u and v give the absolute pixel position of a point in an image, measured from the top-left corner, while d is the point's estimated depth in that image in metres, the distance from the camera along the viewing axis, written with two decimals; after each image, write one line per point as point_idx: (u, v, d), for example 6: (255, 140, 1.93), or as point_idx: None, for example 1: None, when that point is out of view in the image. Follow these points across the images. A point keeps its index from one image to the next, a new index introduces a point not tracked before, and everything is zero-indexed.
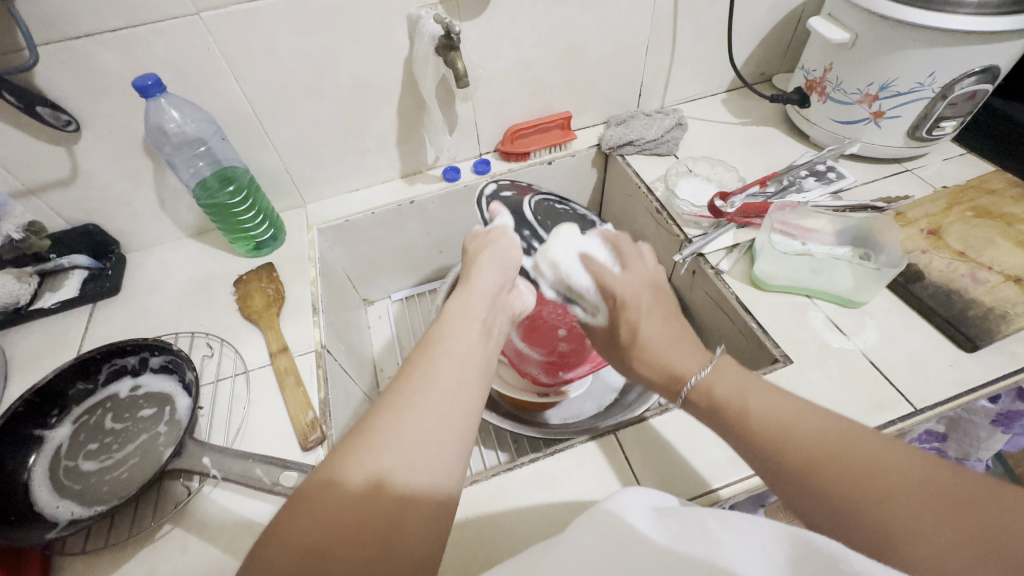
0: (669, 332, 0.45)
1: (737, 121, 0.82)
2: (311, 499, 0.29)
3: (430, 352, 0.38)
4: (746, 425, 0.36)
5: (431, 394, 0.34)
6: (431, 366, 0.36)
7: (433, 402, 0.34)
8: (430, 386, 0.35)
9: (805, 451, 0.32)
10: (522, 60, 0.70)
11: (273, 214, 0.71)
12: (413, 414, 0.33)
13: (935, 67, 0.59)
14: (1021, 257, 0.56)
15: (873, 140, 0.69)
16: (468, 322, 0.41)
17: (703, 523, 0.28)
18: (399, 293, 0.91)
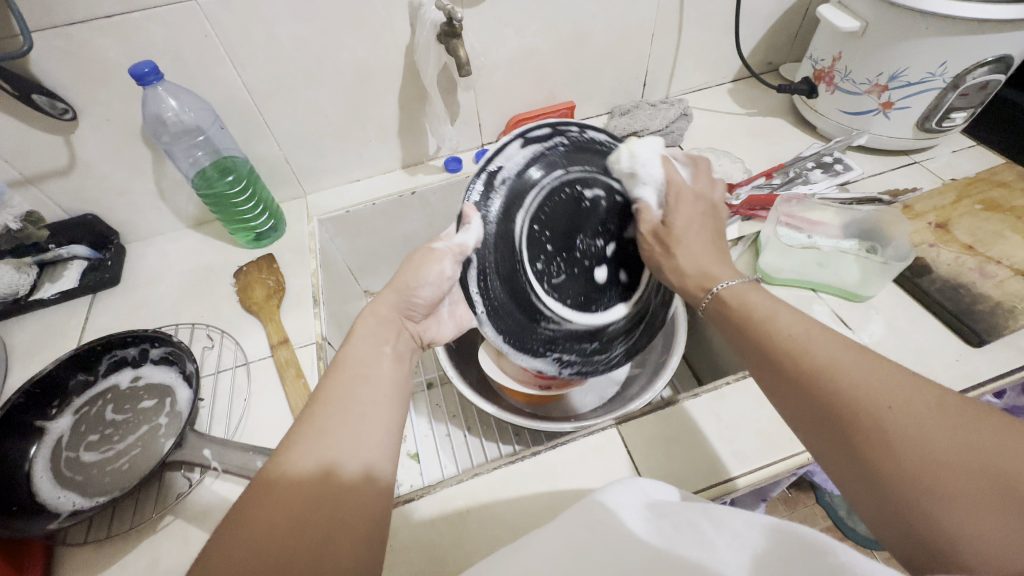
0: (710, 245, 0.47)
1: (743, 111, 0.81)
2: (249, 504, 0.30)
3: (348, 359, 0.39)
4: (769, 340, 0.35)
5: (352, 407, 0.36)
6: (352, 379, 0.38)
7: (354, 415, 0.35)
8: (352, 399, 0.36)
9: (822, 363, 0.32)
10: (526, 48, 0.69)
11: (273, 204, 0.71)
12: (338, 427, 0.34)
13: (947, 57, 0.58)
14: None
15: (882, 131, 0.68)
16: (378, 345, 0.41)
17: (694, 524, 0.27)
18: None
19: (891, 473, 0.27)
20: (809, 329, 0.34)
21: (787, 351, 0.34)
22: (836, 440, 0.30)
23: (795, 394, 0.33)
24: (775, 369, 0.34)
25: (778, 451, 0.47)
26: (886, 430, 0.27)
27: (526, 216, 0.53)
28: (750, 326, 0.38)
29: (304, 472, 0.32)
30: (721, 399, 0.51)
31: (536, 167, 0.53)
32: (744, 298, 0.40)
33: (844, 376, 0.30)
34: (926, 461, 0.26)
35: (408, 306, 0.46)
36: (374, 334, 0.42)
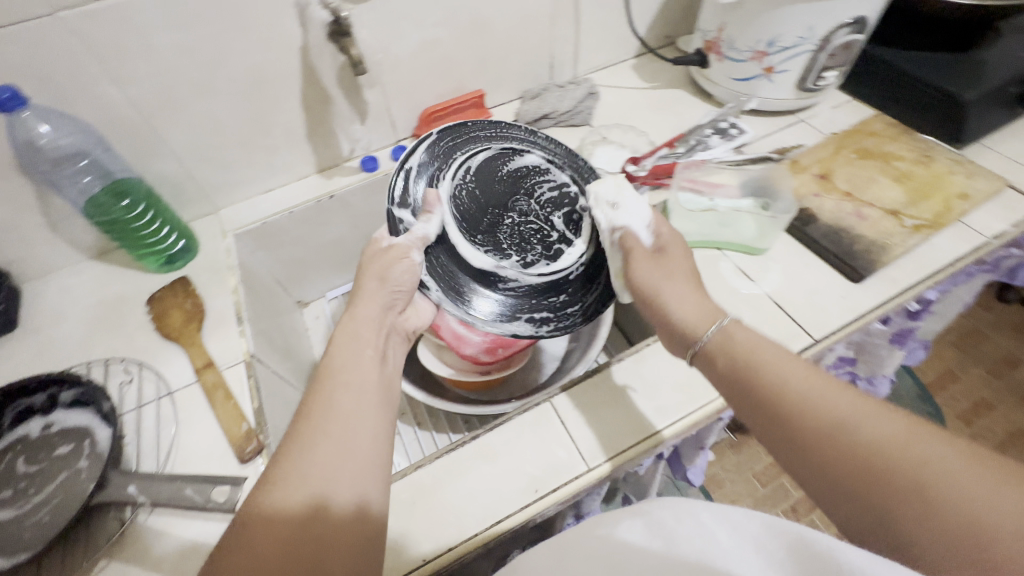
0: (694, 301, 0.47)
1: (647, 85, 0.84)
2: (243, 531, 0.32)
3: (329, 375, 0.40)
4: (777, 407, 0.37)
5: (331, 423, 0.37)
6: (329, 392, 0.39)
7: (332, 433, 0.36)
8: (331, 413, 0.38)
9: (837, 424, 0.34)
10: (427, 40, 0.68)
11: (182, 224, 0.67)
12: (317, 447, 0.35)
13: (812, 21, 0.63)
14: (897, 192, 0.63)
15: (768, 95, 0.73)
16: (360, 345, 0.43)
17: (696, 516, 0.31)
18: (334, 291, 0.89)
19: (877, 500, 0.31)
20: (804, 370, 0.38)
21: (778, 390, 0.37)
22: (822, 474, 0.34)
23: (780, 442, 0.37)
24: (764, 414, 0.38)
25: (698, 400, 0.51)
26: (886, 474, 0.31)
27: (463, 187, 0.60)
28: (751, 387, 0.39)
29: (290, 498, 0.33)
30: (643, 361, 0.55)
31: (460, 154, 0.61)
32: (733, 338, 0.42)
33: (852, 425, 0.33)
34: (932, 507, 0.29)
35: (390, 297, 0.49)
36: (355, 337, 0.44)
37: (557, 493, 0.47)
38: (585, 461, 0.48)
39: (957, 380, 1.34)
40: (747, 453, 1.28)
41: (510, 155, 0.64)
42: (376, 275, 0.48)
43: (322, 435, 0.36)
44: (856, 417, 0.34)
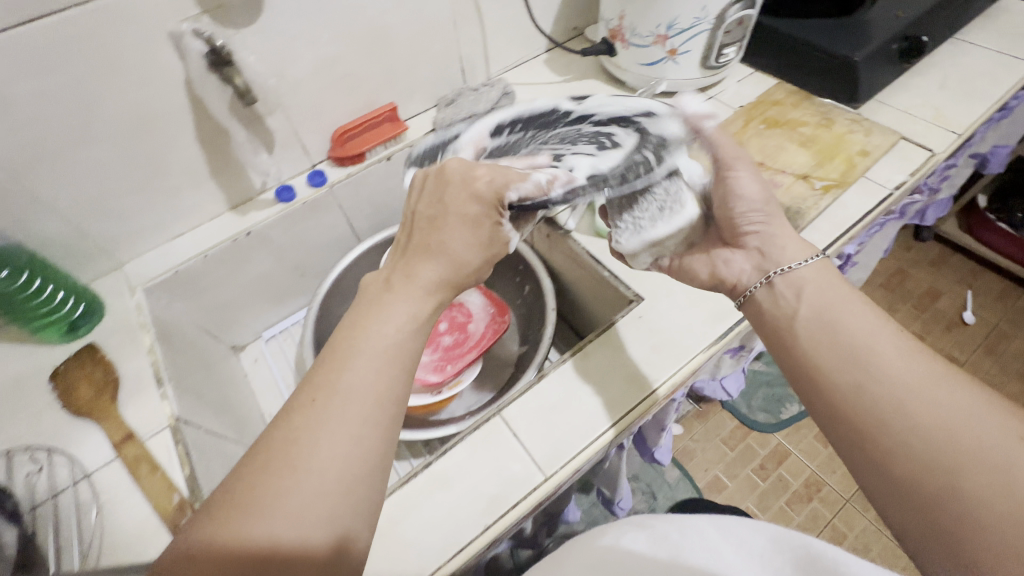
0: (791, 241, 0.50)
1: (561, 79, 0.84)
2: (223, 508, 0.30)
3: (336, 373, 0.34)
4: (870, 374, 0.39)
5: (342, 417, 0.33)
6: (353, 368, 0.35)
7: (343, 430, 0.32)
8: (350, 401, 0.33)
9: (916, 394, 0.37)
10: (325, 57, 0.65)
11: (82, 287, 0.62)
12: (325, 440, 0.32)
13: (705, 1, 0.65)
14: (805, 156, 0.65)
15: (676, 77, 0.75)
16: (398, 322, 0.37)
17: (704, 531, 0.42)
18: (270, 330, 0.84)
19: (934, 460, 0.35)
20: (875, 334, 0.41)
21: (857, 343, 0.41)
22: (872, 437, 0.37)
23: (832, 401, 0.40)
24: (847, 371, 0.40)
25: (646, 386, 0.51)
26: (959, 447, 0.34)
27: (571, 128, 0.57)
28: (847, 348, 0.41)
29: (272, 493, 0.30)
30: (587, 356, 0.53)
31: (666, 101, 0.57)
32: (800, 291, 0.46)
33: (933, 399, 0.36)
34: (988, 472, 0.33)
35: (450, 263, 0.41)
36: (406, 304, 0.38)
37: (516, 508, 0.45)
38: (541, 470, 0.47)
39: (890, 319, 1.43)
40: (713, 420, 1.32)
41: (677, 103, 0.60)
42: (465, 244, 0.42)
43: (325, 416, 0.33)
44: (924, 384, 0.37)
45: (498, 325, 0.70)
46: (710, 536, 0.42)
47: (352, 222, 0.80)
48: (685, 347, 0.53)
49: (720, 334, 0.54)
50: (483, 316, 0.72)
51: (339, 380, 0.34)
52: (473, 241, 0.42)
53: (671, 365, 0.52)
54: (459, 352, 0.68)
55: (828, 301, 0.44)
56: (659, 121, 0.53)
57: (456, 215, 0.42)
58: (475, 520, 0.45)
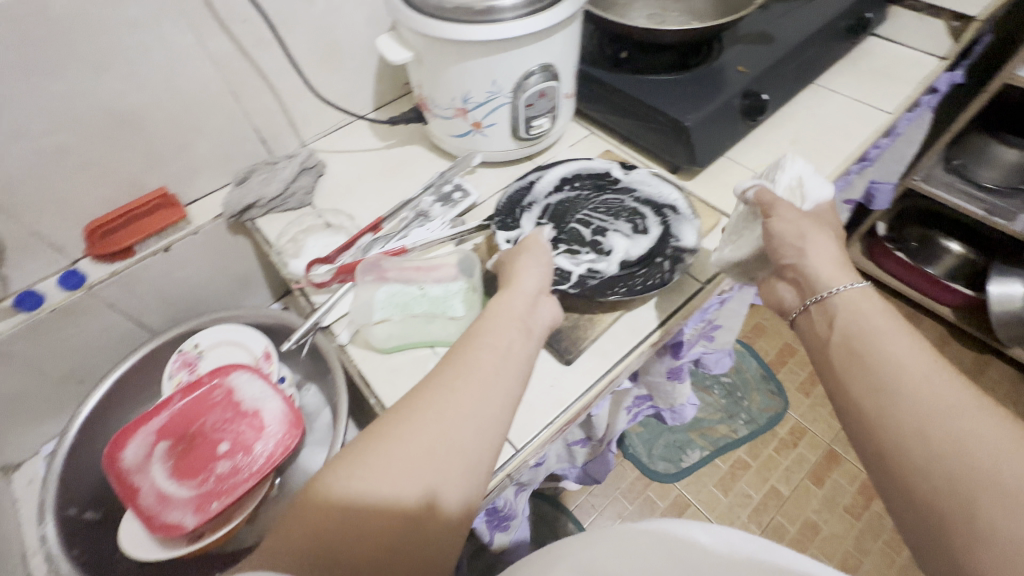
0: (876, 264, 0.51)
1: (382, 145, 0.76)
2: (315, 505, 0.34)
3: (452, 372, 0.40)
4: (886, 382, 0.40)
5: (467, 393, 0.39)
6: (472, 357, 0.41)
7: (454, 413, 0.38)
8: (455, 395, 0.39)
9: (922, 417, 0.37)
10: (48, 147, 0.55)
11: None
12: (457, 401, 0.39)
13: (494, 75, 0.58)
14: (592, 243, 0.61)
15: (489, 149, 0.67)
16: (507, 326, 0.44)
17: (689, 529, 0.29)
18: (54, 443, 0.73)
19: (947, 479, 0.35)
20: (918, 362, 0.40)
21: (891, 362, 0.41)
22: (913, 480, 0.36)
23: (877, 440, 0.39)
24: (865, 381, 0.41)
25: None
26: (961, 465, 0.35)
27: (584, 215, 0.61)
28: (869, 363, 0.42)
29: (415, 494, 0.35)
30: None
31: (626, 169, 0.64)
32: (856, 315, 0.45)
33: (957, 410, 0.37)
34: (1003, 503, 0.32)
35: (539, 279, 0.50)
36: (498, 330, 0.44)
37: None
38: None
39: (794, 352, 1.41)
40: (614, 472, 1.26)
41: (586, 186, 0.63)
42: (534, 282, 0.49)
43: (422, 411, 0.38)
44: (961, 411, 0.37)
45: (288, 442, 0.61)
46: (691, 527, 0.29)
47: (138, 318, 0.70)
48: None
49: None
50: (274, 431, 0.62)
51: (432, 391, 0.39)
52: (542, 272, 0.51)
53: None
54: (232, 482, 0.59)
55: (856, 318, 0.45)
56: (682, 223, 0.58)
57: (538, 256, 0.52)
58: None
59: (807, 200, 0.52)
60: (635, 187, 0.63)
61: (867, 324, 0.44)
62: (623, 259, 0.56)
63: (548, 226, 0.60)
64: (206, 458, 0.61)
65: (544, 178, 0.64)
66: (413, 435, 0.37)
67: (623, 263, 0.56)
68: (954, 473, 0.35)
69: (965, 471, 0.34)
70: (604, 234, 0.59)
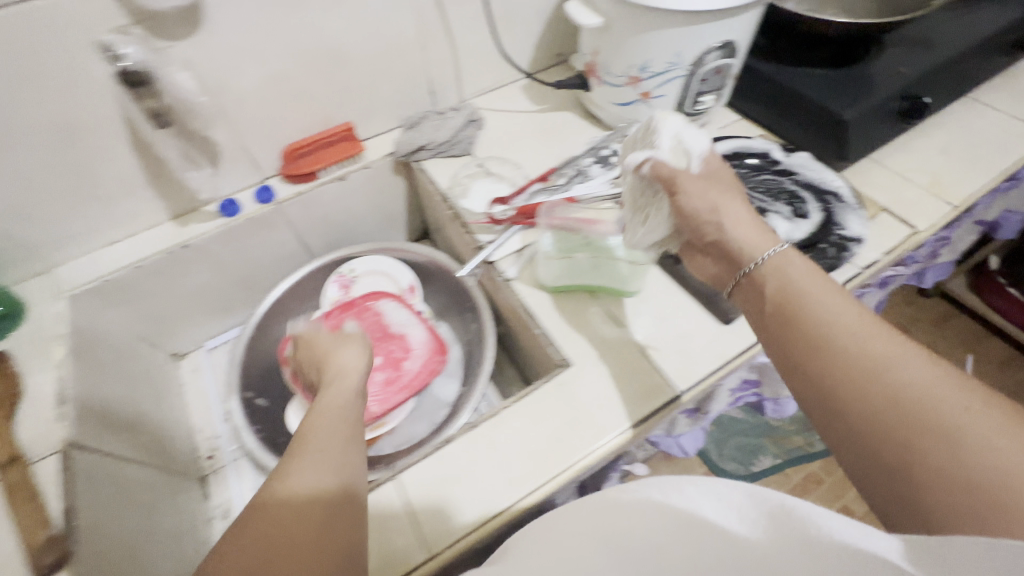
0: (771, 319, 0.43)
1: (535, 109, 0.80)
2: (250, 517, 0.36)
3: (312, 426, 0.42)
4: (811, 346, 0.38)
5: (332, 433, 0.41)
6: (318, 415, 0.43)
7: (299, 455, 0.39)
8: (325, 432, 0.41)
9: (845, 379, 0.35)
10: (273, 73, 0.63)
11: (3, 292, 0.60)
12: (306, 443, 0.40)
13: (679, 46, 0.61)
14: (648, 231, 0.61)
15: (649, 120, 0.70)
16: (346, 395, 0.46)
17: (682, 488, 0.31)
18: (214, 340, 0.82)
19: (893, 443, 0.32)
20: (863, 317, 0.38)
21: (817, 330, 0.38)
22: (876, 424, 0.33)
23: (829, 390, 0.36)
24: (800, 345, 0.39)
25: (596, 440, 0.48)
26: (910, 425, 0.32)
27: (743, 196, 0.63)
28: (796, 326, 0.39)
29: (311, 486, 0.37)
30: (499, 425, 0.50)
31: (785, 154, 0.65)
32: (788, 269, 0.42)
33: (895, 365, 0.34)
34: (952, 452, 0.30)
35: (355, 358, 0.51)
36: (344, 394, 0.47)
37: None
38: (427, 549, 0.43)
39: None
40: (681, 464, 1.27)
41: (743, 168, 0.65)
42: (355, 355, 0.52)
43: (306, 443, 0.40)
44: (893, 369, 0.34)
45: (436, 367, 0.69)
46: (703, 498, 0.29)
47: (304, 238, 0.77)
48: (609, 425, 0.49)
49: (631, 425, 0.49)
50: (421, 353, 0.69)
51: (309, 433, 0.41)
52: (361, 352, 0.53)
53: (582, 449, 0.48)
54: (389, 390, 0.66)
55: (785, 284, 0.41)
56: (846, 211, 0.60)
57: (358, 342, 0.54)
58: (469, 529, 0.44)
59: (695, 151, 0.48)
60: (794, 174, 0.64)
61: (797, 287, 0.41)
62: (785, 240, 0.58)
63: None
64: None
65: None
66: (308, 459, 0.39)
67: None
68: (894, 434, 0.32)
69: (918, 427, 0.32)
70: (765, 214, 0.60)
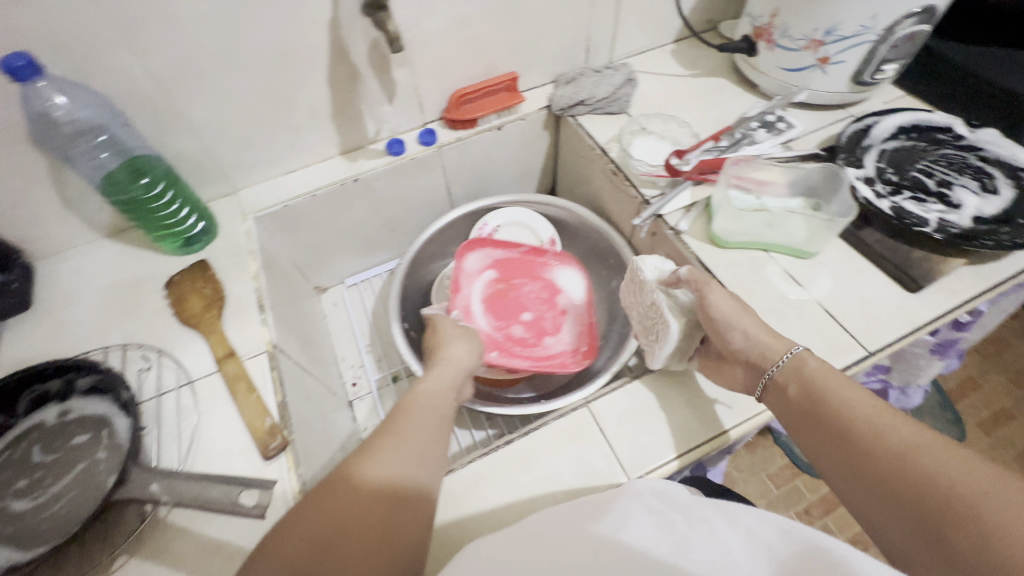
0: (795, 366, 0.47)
1: (687, 73, 0.80)
2: (314, 502, 0.36)
3: (397, 424, 0.42)
4: (847, 430, 0.40)
5: (414, 433, 0.42)
6: (411, 410, 0.44)
7: (381, 445, 0.40)
8: (412, 429, 0.42)
9: (876, 465, 0.37)
10: (460, 16, 0.64)
11: (201, 205, 0.64)
12: (385, 439, 0.41)
13: (877, 9, 0.58)
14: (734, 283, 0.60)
15: (820, 87, 0.69)
16: (437, 401, 0.46)
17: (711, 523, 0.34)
18: (352, 278, 0.87)
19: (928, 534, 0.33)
20: (882, 412, 0.39)
21: (841, 422, 0.40)
22: (915, 512, 0.34)
23: (870, 475, 0.37)
24: (829, 434, 0.41)
25: None
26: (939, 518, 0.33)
27: (926, 167, 0.61)
28: (822, 414, 0.42)
29: (367, 482, 0.37)
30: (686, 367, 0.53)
31: (968, 130, 0.63)
32: (808, 364, 0.44)
33: (916, 456, 0.36)
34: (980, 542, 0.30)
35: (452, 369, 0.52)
36: (434, 398, 0.47)
37: None
38: (625, 471, 0.47)
39: (977, 388, 1.30)
40: None
41: (921, 141, 0.63)
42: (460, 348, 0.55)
43: (388, 437, 0.41)
44: (910, 459, 0.36)
45: (568, 362, 0.65)
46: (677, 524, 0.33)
47: (450, 185, 0.80)
48: None
49: (724, 430, 0.49)
50: (564, 344, 0.67)
51: (390, 432, 0.42)
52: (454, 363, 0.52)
53: None
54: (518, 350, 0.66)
55: (808, 379, 0.44)
56: None
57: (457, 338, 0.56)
58: (663, 457, 0.48)
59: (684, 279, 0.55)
60: (978, 148, 0.61)
61: (813, 384, 0.43)
62: (977, 215, 0.56)
63: (889, 170, 0.61)
64: (512, 313, 0.69)
65: (881, 124, 0.65)
66: (386, 455, 0.39)
67: (977, 218, 0.56)
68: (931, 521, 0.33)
69: (946, 519, 0.32)
70: (952, 187, 0.58)
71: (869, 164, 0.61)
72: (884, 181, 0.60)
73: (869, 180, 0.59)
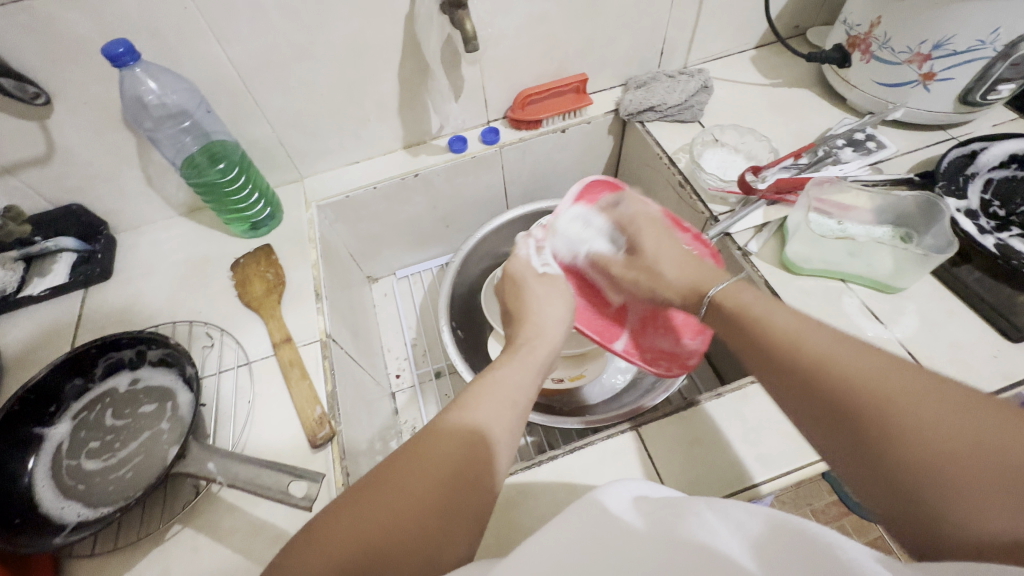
0: (686, 261, 0.52)
1: (767, 81, 0.75)
2: (376, 481, 0.32)
3: (477, 390, 0.38)
4: (768, 343, 0.36)
5: (498, 402, 0.37)
6: (495, 377, 0.39)
7: (465, 408, 0.36)
8: (497, 398, 0.37)
9: (801, 369, 0.33)
10: (535, 15, 0.62)
11: (269, 191, 0.66)
12: (467, 402, 0.37)
13: (1001, 22, 0.52)
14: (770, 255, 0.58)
15: (919, 105, 0.63)
16: (524, 375, 0.41)
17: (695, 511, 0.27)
18: (403, 270, 0.88)
19: (859, 442, 0.29)
20: (804, 323, 0.36)
21: (778, 337, 0.36)
22: (834, 415, 0.31)
23: (788, 380, 0.34)
24: (763, 351, 0.37)
25: None
26: (870, 424, 0.29)
27: None
28: (748, 323, 0.39)
29: (447, 445, 0.34)
30: (744, 400, 0.50)
31: None
32: (739, 300, 0.42)
33: (841, 361, 0.32)
34: (916, 446, 0.27)
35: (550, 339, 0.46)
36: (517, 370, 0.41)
37: None
38: None
39: None
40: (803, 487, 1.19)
41: None
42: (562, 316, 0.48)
43: (472, 403, 0.37)
44: (840, 361, 0.32)
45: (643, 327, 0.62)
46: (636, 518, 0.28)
47: (507, 184, 0.79)
48: None
49: (754, 483, 0.46)
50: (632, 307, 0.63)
51: (478, 392, 0.38)
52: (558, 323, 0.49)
53: None
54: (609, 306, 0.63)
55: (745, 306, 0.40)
56: None
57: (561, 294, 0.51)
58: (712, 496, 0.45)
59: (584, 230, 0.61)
60: None
61: (748, 311, 0.40)
62: None
63: (995, 203, 0.55)
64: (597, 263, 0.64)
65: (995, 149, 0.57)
66: (468, 419, 0.35)
67: None
68: (862, 420, 0.29)
69: (868, 426, 0.29)
70: None
71: (972, 195, 0.55)
72: (989, 213, 0.54)
73: (973, 213, 0.53)
